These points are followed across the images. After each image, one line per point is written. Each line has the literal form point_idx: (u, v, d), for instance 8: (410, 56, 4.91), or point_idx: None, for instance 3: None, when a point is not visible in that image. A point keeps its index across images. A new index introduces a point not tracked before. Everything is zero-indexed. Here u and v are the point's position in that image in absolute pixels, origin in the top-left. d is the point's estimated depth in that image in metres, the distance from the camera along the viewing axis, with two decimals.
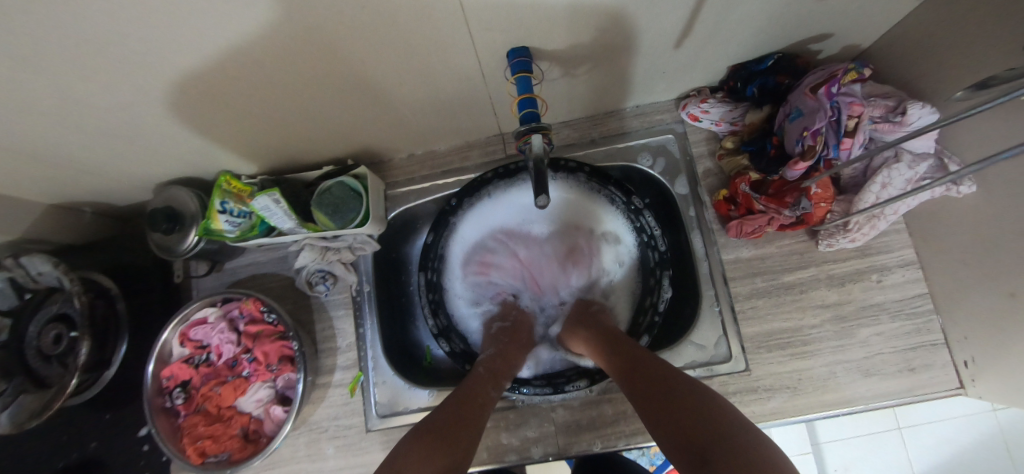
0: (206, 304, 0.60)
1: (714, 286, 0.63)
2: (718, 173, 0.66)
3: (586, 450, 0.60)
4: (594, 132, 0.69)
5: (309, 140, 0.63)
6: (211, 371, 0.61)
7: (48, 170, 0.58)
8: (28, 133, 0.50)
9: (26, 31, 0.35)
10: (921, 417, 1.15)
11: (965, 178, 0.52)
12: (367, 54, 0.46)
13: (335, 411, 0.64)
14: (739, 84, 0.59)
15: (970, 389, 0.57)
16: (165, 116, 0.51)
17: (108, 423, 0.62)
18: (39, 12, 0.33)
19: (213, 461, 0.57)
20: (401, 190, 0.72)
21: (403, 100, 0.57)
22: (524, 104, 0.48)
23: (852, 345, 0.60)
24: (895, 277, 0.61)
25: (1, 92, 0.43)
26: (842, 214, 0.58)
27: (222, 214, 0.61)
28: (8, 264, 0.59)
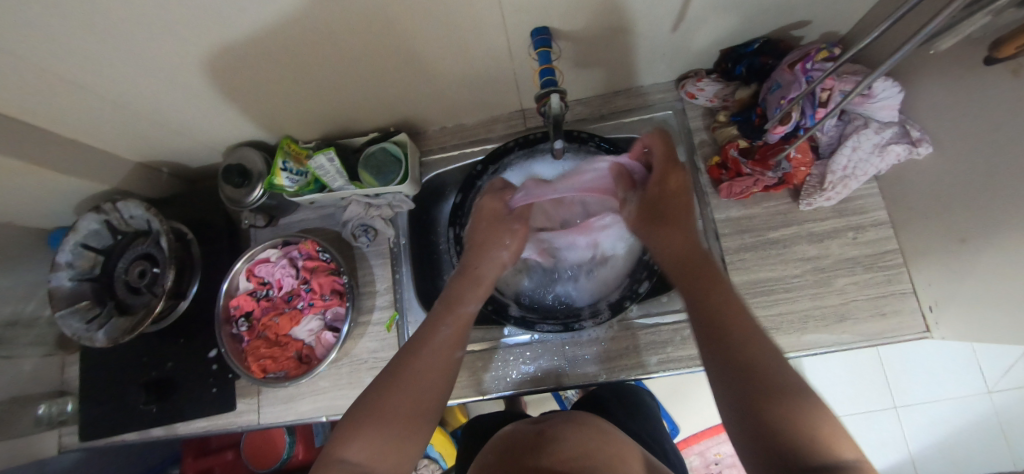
0: (270, 246, 0.72)
1: (708, 241, 0.72)
2: (713, 143, 0.76)
3: (593, 379, 0.70)
4: (603, 109, 0.80)
5: (359, 109, 0.74)
6: (270, 304, 0.71)
7: (146, 128, 0.70)
8: (141, 93, 0.62)
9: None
10: (917, 397, 1.19)
11: (924, 141, 0.60)
12: (418, 29, 0.57)
13: (374, 345, 0.74)
14: (730, 65, 0.69)
15: (934, 332, 0.64)
16: (250, 80, 0.63)
17: (184, 346, 0.73)
18: None
19: (272, 377, 0.67)
20: (435, 157, 0.83)
21: (441, 74, 0.68)
22: (545, 73, 0.58)
23: (829, 292, 0.68)
24: (868, 234, 0.69)
25: (132, 52, 0.54)
26: (819, 176, 0.67)
27: (284, 171, 0.71)
28: (107, 209, 0.71)
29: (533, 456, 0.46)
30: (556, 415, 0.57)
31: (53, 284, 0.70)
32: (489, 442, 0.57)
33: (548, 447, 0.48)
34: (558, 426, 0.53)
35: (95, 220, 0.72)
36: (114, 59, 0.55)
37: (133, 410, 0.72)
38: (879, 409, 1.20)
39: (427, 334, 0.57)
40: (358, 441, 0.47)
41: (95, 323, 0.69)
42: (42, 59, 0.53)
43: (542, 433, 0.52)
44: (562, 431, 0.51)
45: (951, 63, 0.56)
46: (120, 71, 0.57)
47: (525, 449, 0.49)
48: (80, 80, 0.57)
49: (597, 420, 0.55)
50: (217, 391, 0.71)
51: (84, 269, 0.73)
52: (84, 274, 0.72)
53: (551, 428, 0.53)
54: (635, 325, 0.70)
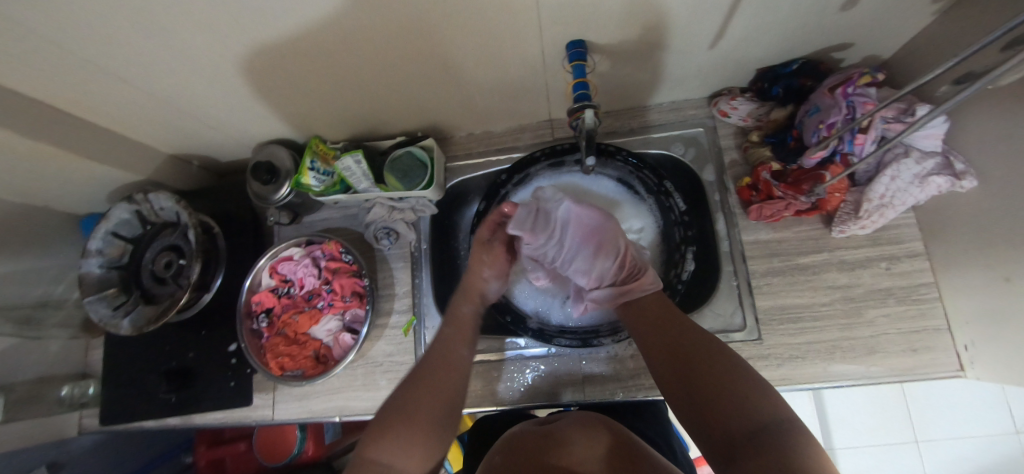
0: (293, 244, 0.73)
1: (733, 263, 0.71)
2: (743, 164, 0.74)
3: (609, 398, 0.68)
4: (632, 122, 0.79)
5: (389, 112, 0.75)
6: (290, 302, 0.72)
7: (182, 122, 0.71)
8: (180, 88, 0.63)
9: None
10: (939, 432, 1.15)
11: (967, 174, 0.57)
12: (454, 36, 0.57)
13: (391, 349, 0.74)
14: (766, 84, 0.68)
15: (969, 371, 0.62)
16: (286, 79, 0.63)
17: (204, 338, 0.74)
18: None
19: (289, 375, 0.68)
20: (460, 163, 0.82)
21: (473, 81, 0.68)
22: (579, 87, 0.58)
23: (858, 323, 0.66)
24: (903, 266, 0.66)
25: (174, 48, 0.55)
26: (854, 203, 0.65)
27: (311, 171, 0.71)
28: (139, 199, 0.73)
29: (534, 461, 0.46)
30: (568, 415, 0.57)
31: (83, 270, 0.72)
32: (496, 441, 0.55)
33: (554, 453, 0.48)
34: (566, 429, 0.52)
35: (127, 210, 0.73)
36: (157, 54, 0.56)
37: (153, 397, 0.73)
38: (899, 442, 1.16)
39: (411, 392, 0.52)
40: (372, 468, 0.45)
41: (121, 310, 0.71)
42: (88, 52, 0.54)
43: (550, 434, 0.51)
44: (569, 435, 0.51)
45: (1006, 94, 0.53)
46: (160, 65, 0.58)
47: (532, 448, 0.49)
48: (123, 73, 0.59)
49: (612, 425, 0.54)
50: (235, 385, 0.72)
51: (113, 257, 0.74)
52: (113, 261, 0.74)
53: (559, 430, 0.52)
54: None
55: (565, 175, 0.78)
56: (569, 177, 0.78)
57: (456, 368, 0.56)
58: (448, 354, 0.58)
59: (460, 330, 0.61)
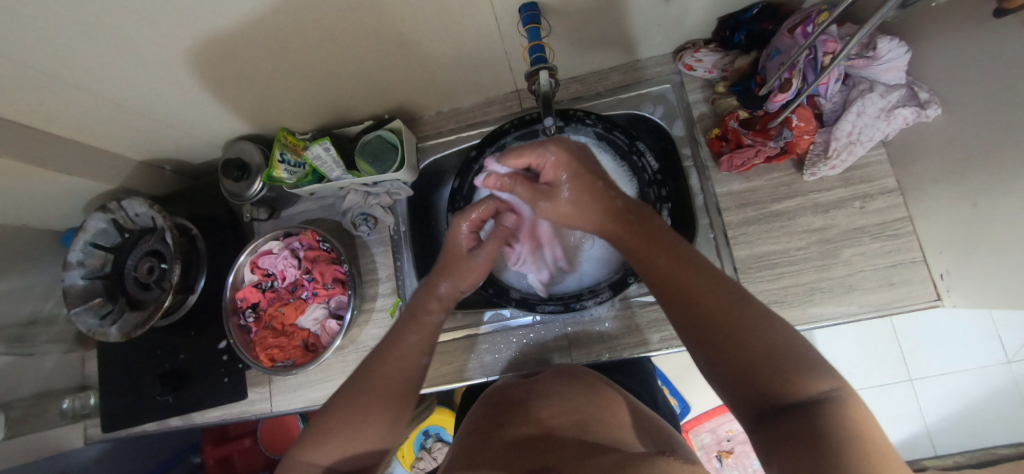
0: (272, 238, 0.73)
1: (709, 216, 0.71)
2: (712, 116, 0.74)
3: (596, 359, 0.70)
4: (599, 85, 0.78)
5: (353, 96, 0.74)
6: (275, 295, 0.72)
7: (144, 125, 0.71)
8: (135, 90, 0.62)
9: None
10: (932, 369, 1.17)
11: (932, 103, 0.58)
12: (405, 12, 0.56)
13: (379, 332, 0.75)
14: (728, 33, 0.67)
15: (946, 300, 0.63)
16: (241, 71, 0.63)
17: (195, 338, 0.75)
18: None
19: (281, 365, 0.69)
20: (432, 142, 0.82)
21: (431, 57, 0.67)
22: (535, 50, 0.57)
23: (835, 263, 0.66)
24: (876, 203, 0.66)
25: (123, 47, 0.54)
26: (823, 144, 0.65)
27: (281, 163, 0.72)
28: (113, 207, 0.73)
29: (509, 421, 0.48)
30: (549, 369, 0.60)
31: (66, 283, 0.72)
32: (481, 396, 0.59)
33: (536, 406, 0.50)
34: (549, 381, 0.55)
35: (102, 219, 0.73)
36: (105, 54, 0.55)
37: (150, 400, 0.74)
38: (895, 381, 1.18)
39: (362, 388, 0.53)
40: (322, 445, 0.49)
41: (109, 318, 0.71)
42: (34, 59, 0.53)
43: (532, 390, 0.54)
44: (551, 387, 0.53)
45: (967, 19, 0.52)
46: (111, 67, 0.57)
47: (512, 404, 0.52)
48: (75, 78, 0.58)
49: (587, 373, 0.58)
50: (229, 380, 0.73)
51: (95, 267, 0.75)
52: (95, 271, 0.74)
53: (540, 384, 0.55)
54: (637, 303, 0.69)
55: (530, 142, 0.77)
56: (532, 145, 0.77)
57: (404, 379, 0.56)
58: (394, 358, 0.57)
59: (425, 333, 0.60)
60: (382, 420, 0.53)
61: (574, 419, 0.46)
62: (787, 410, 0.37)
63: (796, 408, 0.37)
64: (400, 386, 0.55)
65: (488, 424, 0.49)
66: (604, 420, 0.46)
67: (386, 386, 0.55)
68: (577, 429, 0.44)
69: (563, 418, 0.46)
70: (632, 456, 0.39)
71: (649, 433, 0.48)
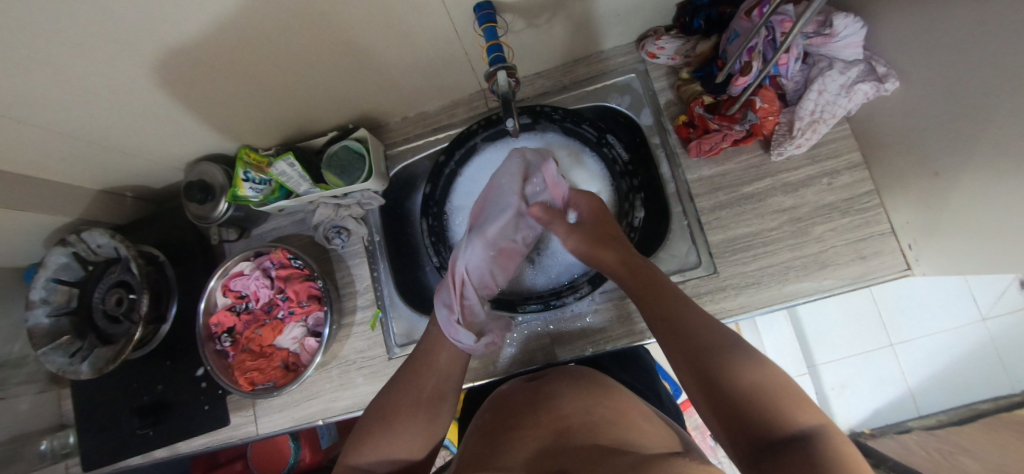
0: (242, 259, 0.71)
1: (682, 203, 0.71)
2: (678, 103, 0.73)
3: (580, 355, 0.69)
4: (564, 80, 0.77)
5: (314, 108, 0.72)
6: (250, 317, 0.71)
7: (98, 155, 0.68)
8: (83, 119, 0.60)
9: (77, 11, 0.44)
10: (911, 332, 1.20)
11: (890, 76, 0.59)
12: (355, 19, 0.55)
13: (361, 345, 0.74)
14: (688, 18, 0.67)
15: (916, 269, 0.64)
16: (196, 91, 0.61)
17: (171, 368, 0.73)
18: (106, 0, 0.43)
19: (261, 388, 0.68)
20: (399, 149, 0.80)
21: (390, 63, 0.65)
22: (491, 50, 0.56)
23: (807, 241, 0.67)
24: (843, 179, 0.67)
25: (61, 76, 0.52)
26: (788, 124, 0.65)
27: (246, 182, 0.70)
28: (72, 240, 0.70)
29: (517, 424, 0.46)
30: (555, 370, 0.59)
31: (31, 323, 0.69)
32: (485, 402, 0.58)
33: (546, 404, 0.49)
34: (555, 383, 0.53)
35: (63, 253, 0.71)
36: (44, 85, 0.53)
37: (129, 435, 0.72)
38: (876, 347, 1.21)
39: (408, 381, 0.59)
40: (375, 440, 0.53)
41: (79, 355, 0.69)
42: None
43: (540, 388, 0.53)
44: (557, 388, 0.52)
45: None
46: (52, 98, 0.55)
47: (521, 405, 0.51)
48: (16, 113, 0.55)
49: (598, 375, 0.56)
50: (210, 408, 0.72)
51: (60, 303, 0.72)
52: (61, 308, 0.71)
53: (547, 385, 0.53)
54: (620, 296, 0.69)
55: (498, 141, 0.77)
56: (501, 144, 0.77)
57: (442, 378, 0.60)
58: (433, 356, 0.62)
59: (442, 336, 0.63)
60: (414, 426, 0.55)
61: (559, 430, 0.43)
62: (783, 444, 0.37)
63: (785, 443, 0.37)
64: (430, 394, 0.59)
65: (499, 426, 0.48)
66: (603, 418, 0.45)
67: (423, 388, 0.58)
68: (585, 430, 0.42)
69: (579, 415, 0.45)
70: (647, 457, 0.37)
71: (660, 433, 0.46)
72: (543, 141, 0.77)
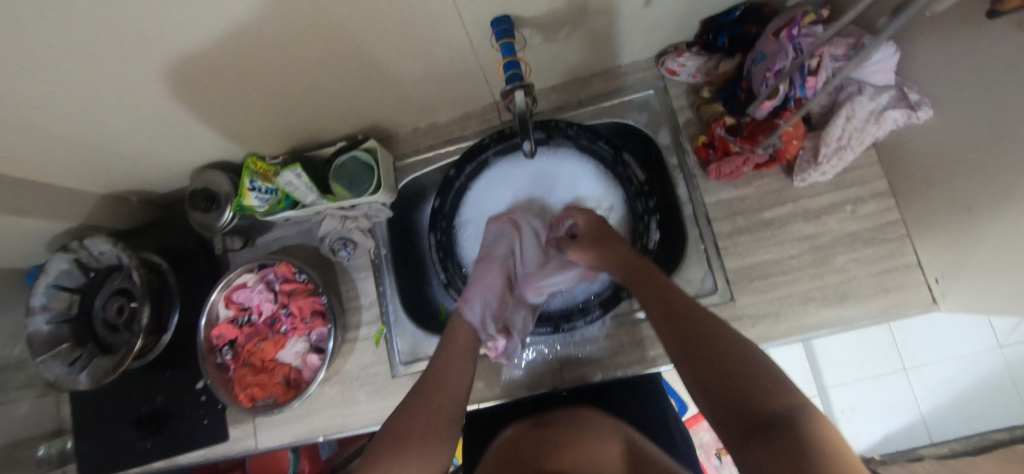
0: (246, 270, 0.69)
1: (699, 226, 0.69)
2: (698, 122, 0.71)
3: (589, 381, 0.67)
4: (581, 94, 0.75)
5: (324, 118, 0.70)
6: (253, 330, 0.69)
7: (103, 161, 0.67)
8: (87, 126, 0.59)
9: (81, 20, 0.42)
10: (924, 357, 1.17)
11: (922, 104, 0.56)
12: (368, 31, 0.53)
13: (365, 361, 0.72)
14: (710, 36, 0.64)
15: (941, 303, 0.62)
16: (204, 100, 0.59)
17: (171, 379, 0.71)
18: (114, 10, 0.42)
19: (261, 404, 0.66)
20: (409, 161, 0.78)
21: (402, 75, 0.63)
22: (508, 66, 0.54)
23: (829, 271, 0.64)
24: (868, 207, 0.65)
25: (66, 84, 0.51)
26: (812, 149, 0.63)
27: (252, 191, 0.68)
28: (75, 247, 0.68)
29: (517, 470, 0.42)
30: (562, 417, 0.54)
31: (30, 330, 0.68)
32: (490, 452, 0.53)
33: (551, 451, 0.45)
34: (561, 432, 0.49)
35: (64, 260, 0.69)
36: (48, 92, 0.51)
37: (127, 447, 0.71)
38: (888, 371, 1.19)
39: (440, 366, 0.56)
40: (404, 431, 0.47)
41: (78, 365, 0.68)
42: None
43: (543, 440, 0.48)
44: (563, 436, 0.48)
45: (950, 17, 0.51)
46: (57, 105, 0.54)
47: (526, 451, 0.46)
48: (19, 120, 0.54)
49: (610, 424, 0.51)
50: (209, 422, 0.70)
51: (60, 310, 0.70)
52: (61, 315, 0.70)
53: (553, 434, 0.49)
54: (631, 321, 0.67)
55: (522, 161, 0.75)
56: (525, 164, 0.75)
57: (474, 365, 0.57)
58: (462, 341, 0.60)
59: (454, 355, 0.58)
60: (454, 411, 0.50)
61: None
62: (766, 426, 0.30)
63: (776, 421, 0.30)
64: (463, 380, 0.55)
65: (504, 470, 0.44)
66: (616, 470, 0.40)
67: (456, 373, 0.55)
68: None
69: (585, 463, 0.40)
70: None
71: None
72: (558, 157, 0.75)
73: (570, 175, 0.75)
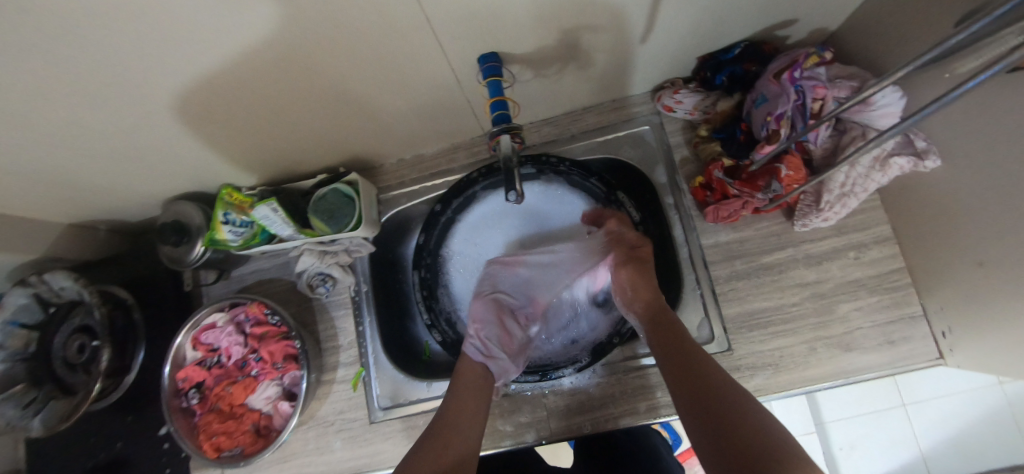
0: (214, 310, 0.65)
1: (695, 270, 0.66)
2: (695, 161, 0.68)
3: (578, 432, 0.63)
4: (573, 128, 0.72)
5: (303, 149, 0.67)
6: (222, 372, 0.66)
7: (65, 192, 0.63)
8: (46, 159, 0.55)
9: (26, 55, 0.39)
10: (925, 393, 1.14)
11: (931, 153, 0.53)
12: (345, 66, 0.50)
13: (341, 405, 0.68)
14: (708, 74, 0.61)
15: (949, 359, 0.58)
16: (170, 134, 0.56)
17: (132, 423, 0.67)
18: (64, 46, 0.39)
19: (228, 455, 0.61)
20: (394, 193, 0.75)
21: (385, 109, 0.60)
22: (496, 107, 0.52)
23: (831, 321, 0.61)
24: (871, 254, 0.62)
25: (17, 118, 0.47)
26: (815, 194, 0.59)
27: (225, 224, 0.64)
28: (34, 281, 0.64)
29: None
30: None
31: None
32: None
33: None
34: None
35: (22, 294, 0.64)
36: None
37: None
38: (888, 407, 1.15)
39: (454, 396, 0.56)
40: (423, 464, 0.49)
41: (31, 408, 0.64)
42: None
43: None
44: None
45: None
46: (10, 139, 0.50)
47: None
48: None
49: None
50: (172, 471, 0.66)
51: (17, 348, 0.66)
52: (17, 354, 0.65)
53: None
54: (623, 370, 0.63)
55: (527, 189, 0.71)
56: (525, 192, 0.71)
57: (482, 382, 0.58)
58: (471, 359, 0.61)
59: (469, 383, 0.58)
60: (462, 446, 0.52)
61: None
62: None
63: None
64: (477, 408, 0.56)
65: None
66: None
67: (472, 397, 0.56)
68: None
69: None
70: None
71: None
72: (550, 190, 0.71)
73: (561, 212, 0.72)
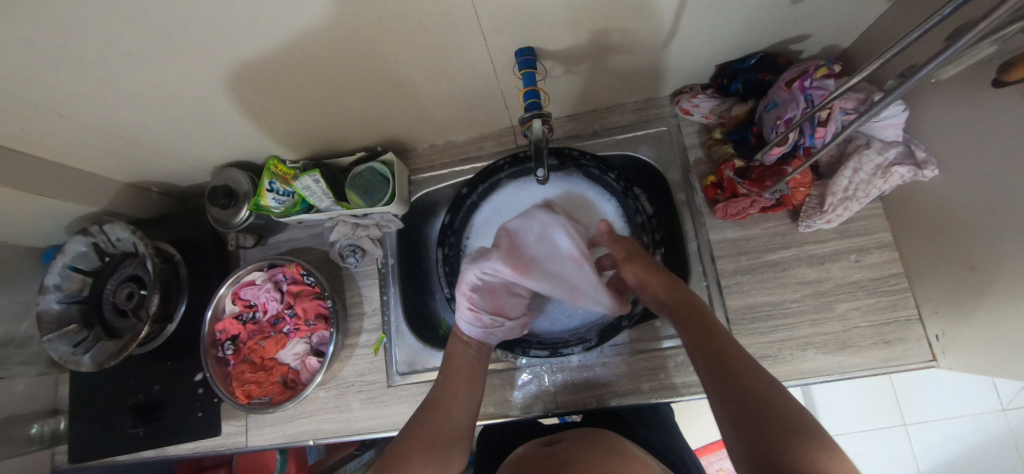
0: (254, 269, 0.71)
1: (702, 263, 0.70)
2: (708, 161, 0.73)
3: (583, 407, 0.67)
4: (596, 125, 0.78)
5: (346, 128, 0.73)
6: (256, 328, 0.70)
7: (132, 152, 0.70)
8: (124, 119, 0.62)
9: (133, 23, 0.45)
10: (926, 414, 1.15)
11: (929, 163, 0.56)
12: (398, 52, 0.56)
13: (362, 368, 0.73)
14: (725, 81, 0.67)
15: (941, 361, 0.61)
16: (234, 104, 0.62)
17: (170, 369, 0.73)
18: (167, 17, 0.45)
19: (257, 402, 0.67)
20: (424, 175, 0.81)
21: (426, 95, 0.66)
22: (529, 95, 0.56)
23: (831, 317, 0.65)
24: (872, 257, 0.66)
25: (110, 79, 0.53)
26: (819, 197, 0.64)
27: (270, 192, 0.69)
28: (94, 231, 0.71)
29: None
30: (571, 435, 0.56)
31: (41, 308, 0.70)
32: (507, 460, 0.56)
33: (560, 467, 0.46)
34: (572, 448, 0.51)
35: (82, 242, 0.71)
36: (93, 86, 0.54)
37: (119, 433, 0.71)
38: (888, 426, 1.16)
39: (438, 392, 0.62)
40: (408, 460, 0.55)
41: (83, 346, 0.70)
42: (21, 89, 0.52)
43: (553, 456, 0.50)
44: (575, 452, 0.50)
45: (954, 85, 0.53)
46: (99, 97, 0.56)
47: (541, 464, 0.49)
48: (62, 107, 0.57)
49: (614, 437, 0.54)
50: (203, 415, 0.71)
51: (72, 291, 0.72)
52: (72, 296, 0.72)
53: (562, 450, 0.51)
54: (630, 352, 0.67)
55: (559, 177, 0.76)
56: (560, 181, 0.76)
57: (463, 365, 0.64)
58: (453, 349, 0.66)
59: (453, 376, 0.63)
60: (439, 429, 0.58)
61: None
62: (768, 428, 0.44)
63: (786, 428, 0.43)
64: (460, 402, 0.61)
65: None
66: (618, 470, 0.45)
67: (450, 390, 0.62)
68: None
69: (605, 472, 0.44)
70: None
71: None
72: (570, 182, 0.76)
73: (583, 204, 0.76)
